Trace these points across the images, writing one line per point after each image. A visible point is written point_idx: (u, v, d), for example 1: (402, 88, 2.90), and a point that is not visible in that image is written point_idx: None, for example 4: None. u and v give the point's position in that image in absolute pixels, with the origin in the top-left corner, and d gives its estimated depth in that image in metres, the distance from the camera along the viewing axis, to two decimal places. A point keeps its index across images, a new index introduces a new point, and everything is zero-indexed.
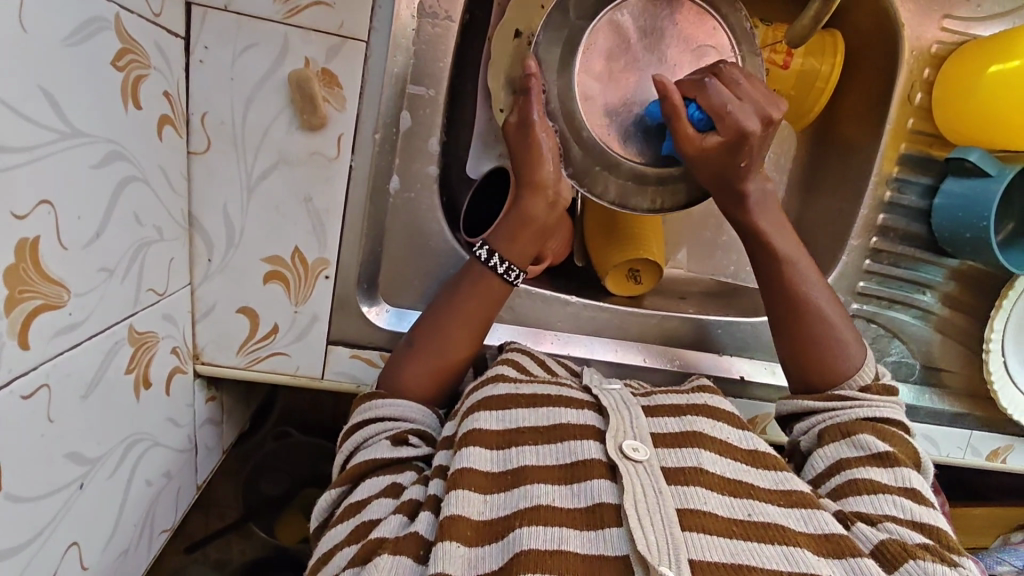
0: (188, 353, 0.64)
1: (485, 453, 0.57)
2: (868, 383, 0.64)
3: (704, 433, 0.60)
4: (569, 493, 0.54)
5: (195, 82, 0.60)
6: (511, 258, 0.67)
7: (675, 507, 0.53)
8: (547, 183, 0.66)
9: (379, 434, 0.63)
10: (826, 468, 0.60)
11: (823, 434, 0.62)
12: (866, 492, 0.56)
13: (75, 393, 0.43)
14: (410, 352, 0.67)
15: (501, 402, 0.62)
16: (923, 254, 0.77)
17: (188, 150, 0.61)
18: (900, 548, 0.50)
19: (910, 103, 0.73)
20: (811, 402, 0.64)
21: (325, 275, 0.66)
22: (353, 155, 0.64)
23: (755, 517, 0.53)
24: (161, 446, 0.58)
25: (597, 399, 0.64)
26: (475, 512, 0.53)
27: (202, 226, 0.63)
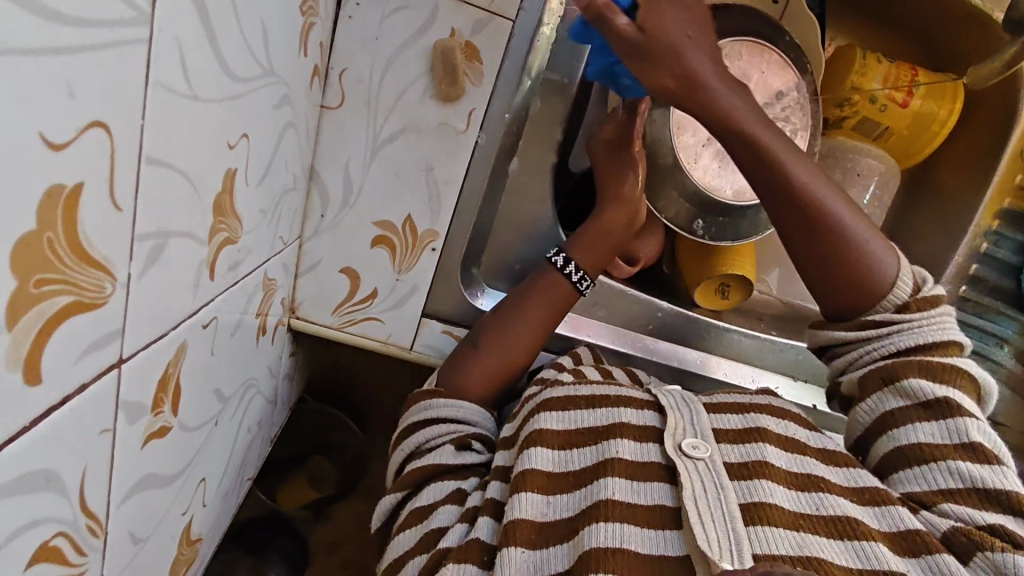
0: (288, 306, 0.64)
1: (547, 454, 0.57)
2: (904, 303, 0.57)
3: (768, 430, 0.57)
4: (629, 488, 0.52)
5: (341, 38, 0.60)
6: (587, 267, 0.68)
7: (739, 503, 0.50)
8: (631, 195, 0.68)
9: (442, 437, 0.62)
10: (873, 422, 0.56)
11: (865, 381, 0.57)
12: (921, 459, 0.52)
13: (228, 329, 0.42)
14: (475, 354, 0.66)
15: (560, 402, 0.61)
16: (1007, 308, 0.78)
17: (322, 104, 0.61)
18: (963, 534, 0.47)
19: (1019, 159, 0.73)
20: (842, 334, 0.59)
21: (432, 247, 0.66)
22: (480, 132, 0.64)
23: (825, 511, 0.50)
24: (260, 394, 0.58)
25: (656, 400, 0.62)
26: (539, 514, 0.53)
27: (322, 181, 0.63)
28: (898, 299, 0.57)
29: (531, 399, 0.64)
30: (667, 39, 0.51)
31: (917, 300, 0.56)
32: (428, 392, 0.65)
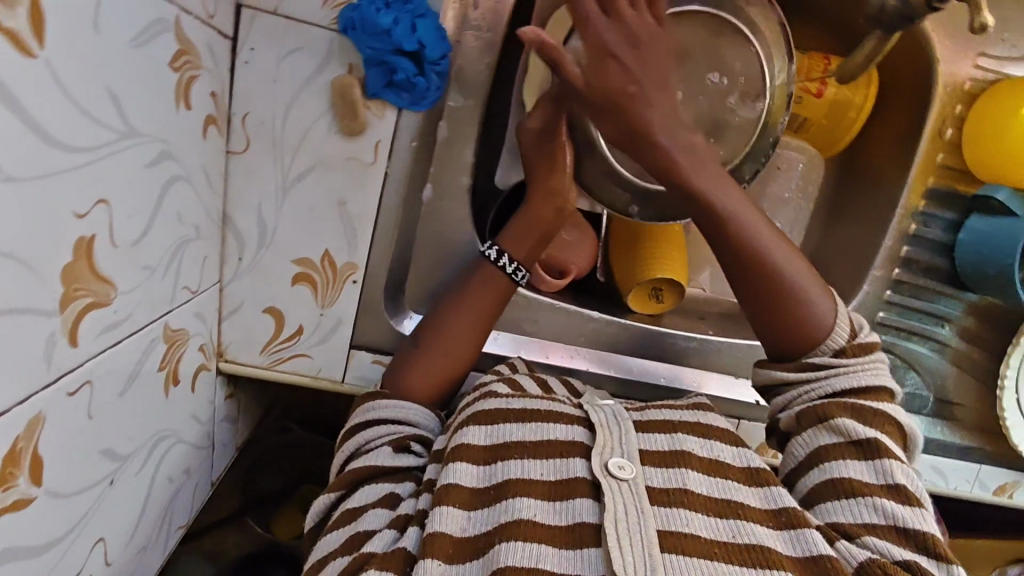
0: (213, 350, 0.65)
1: (471, 468, 0.57)
2: (843, 345, 0.59)
3: (692, 453, 0.58)
4: (552, 511, 0.54)
5: (239, 82, 0.59)
6: (519, 259, 0.67)
7: (656, 529, 0.52)
8: (561, 189, 0.67)
9: (382, 438, 0.63)
10: (806, 456, 0.58)
11: (803, 415, 0.59)
12: (848, 495, 0.54)
13: (113, 389, 0.43)
14: (416, 352, 0.66)
15: (490, 416, 0.61)
16: (944, 288, 0.77)
17: (227, 149, 0.61)
18: (881, 567, 0.49)
19: (940, 138, 0.73)
20: (786, 374, 0.60)
21: (353, 279, 0.66)
22: (388, 163, 0.64)
23: (741, 539, 0.52)
24: (182, 442, 0.58)
25: (587, 415, 0.62)
26: (456, 529, 0.53)
27: (235, 225, 0.63)
28: (841, 344, 0.59)
29: (463, 408, 0.64)
30: (616, 92, 0.56)
31: (854, 349, 0.59)
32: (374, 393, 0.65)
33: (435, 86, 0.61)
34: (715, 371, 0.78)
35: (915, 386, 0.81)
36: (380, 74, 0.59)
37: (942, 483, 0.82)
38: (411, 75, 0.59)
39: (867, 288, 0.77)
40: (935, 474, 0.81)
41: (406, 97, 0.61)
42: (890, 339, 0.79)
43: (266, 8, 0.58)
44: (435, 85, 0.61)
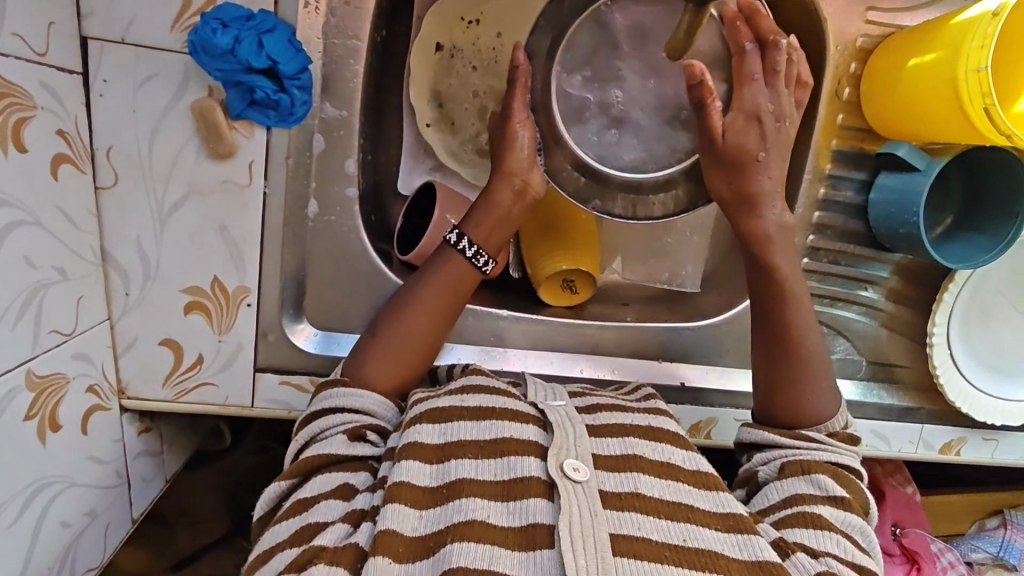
0: (111, 389, 0.64)
1: (423, 467, 0.51)
2: (835, 430, 0.61)
3: (643, 457, 0.54)
4: (505, 511, 0.48)
5: (98, 117, 0.58)
6: (481, 244, 0.65)
7: (609, 532, 0.47)
8: (516, 169, 0.65)
9: (338, 426, 0.57)
10: (779, 501, 0.57)
11: (784, 466, 0.58)
12: (813, 526, 0.53)
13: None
14: (372, 340, 0.63)
15: (443, 413, 0.55)
16: (864, 250, 0.75)
17: (95, 186, 0.60)
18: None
19: (838, 99, 0.71)
20: (778, 436, 0.61)
21: (247, 303, 0.65)
22: (265, 182, 0.63)
23: (690, 542, 0.48)
24: (77, 486, 0.58)
25: (544, 415, 0.56)
26: (408, 527, 0.47)
27: (116, 260, 0.62)
28: (833, 428, 0.61)
29: (412, 406, 0.57)
30: (745, 155, 0.60)
31: (846, 436, 0.61)
32: (333, 380, 0.60)
33: (300, 100, 0.60)
34: (640, 358, 0.76)
35: (845, 351, 0.79)
36: (241, 94, 0.58)
37: (885, 446, 0.81)
38: (271, 93, 0.58)
39: None
40: (877, 439, 0.80)
41: (273, 114, 0.60)
42: (814, 307, 0.77)
43: (113, 38, 0.57)
44: (301, 99, 0.60)
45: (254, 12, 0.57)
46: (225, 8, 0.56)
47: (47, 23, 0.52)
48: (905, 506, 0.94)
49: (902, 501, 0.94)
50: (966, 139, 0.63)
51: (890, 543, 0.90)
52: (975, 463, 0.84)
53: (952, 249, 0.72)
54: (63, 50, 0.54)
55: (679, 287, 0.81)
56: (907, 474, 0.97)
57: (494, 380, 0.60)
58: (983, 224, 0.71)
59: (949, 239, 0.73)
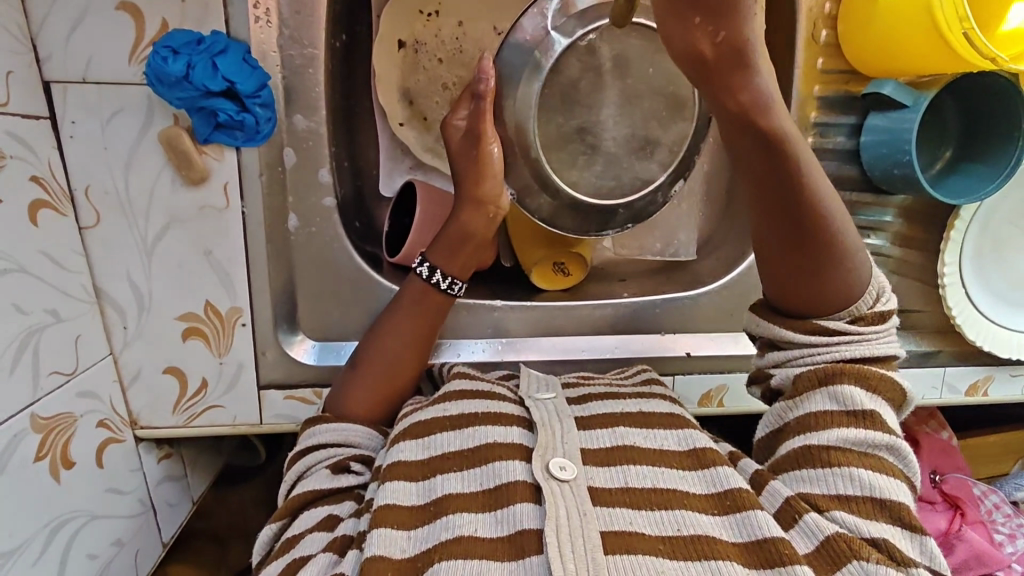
0: (123, 422, 0.66)
1: (408, 486, 0.51)
2: (861, 313, 0.54)
3: (633, 446, 0.53)
4: (492, 522, 0.47)
5: (71, 158, 0.59)
6: (454, 273, 0.65)
7: (599, 529, 0.46)
8: (489, 198, 0.64)
9: (321, 463, 0.58)
10: (796, 420, 0.53)
11: (800, 379, 0.53)
12: (830, 465, 0.50)
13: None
14: (353, 374, 0.63)
15: (426, 427, 0.55)
16: (863, 196, 0.72)
17: (79, 226, 0.61)
18: (846, 544, 0.46)
19: (816, 43, 0.68)
20: (792, 334, 0.54)
21: (242, 323, 0.66)
22: (242, 202, 0.63)
23: (685, 532, 0.47)
24: (99, 518, 0.60)
25: (530, 415, 0.56)
26: (396, 551, 0.47)
27: (110, 296, 0.63)
28: (861, 310, 0.54)
29: (400, 421, 0.58)
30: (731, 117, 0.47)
31: (877, 318, 0.54)
32: (317, 416, 0.61)
33: (264, 118, 0.60)
34: (641, 331, 0.75)
35: None
36: (205, 119, 0.59)
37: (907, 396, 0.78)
38: (233, 114, 0.58)
39: None
40: None
41: (240, 135, 0.60)
42: None
43: (74, 79, 0.57)
44: (264, 116, 0.60)
45: (205, 35, 0.57)
46: (174, 35, 0.56)
47: (6, 73, 0.53)
48: (941, 451, 0.91)
49: (938, 447, 0.91)
50: (952, 66, 0.60)
51: (931, 490, 0.86)
52: (1005, 402, 0.81)
53: (952, 182, 0.69)
54: (24, 98, 0.55)
55: (673, 256, 0.80)
56: (940, 419, 0.93)
57: (481, 383, 0.60)
58: (984, 154, 0.67)
59: (951, 172, 0.70)
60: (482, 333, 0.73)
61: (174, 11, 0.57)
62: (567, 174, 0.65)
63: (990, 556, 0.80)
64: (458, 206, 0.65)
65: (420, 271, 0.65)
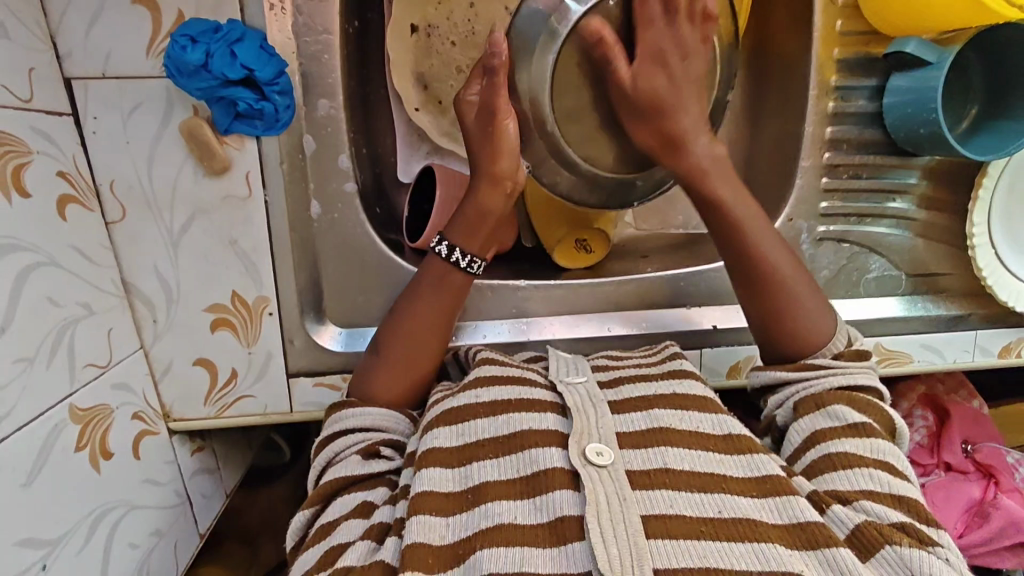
0: (156, 414, 0.66)
1: (445, 474, 0.51)
2: (840, 351, 0.60)
3: (669, 428, 0.53)
4: (532, 509, 0.47)
5: (95, 153, 0.60)
6: (462, 246, 0.64)
7: (640, 514, 0.46)
8: (505, 173, 0.62)
9: (351, 449, 0.58)
10: (805, 439, 0.54)
11: (799, 406, 0.56)
12: (843, 467, 0.50)
13: (12, 483, 0.47)
14: (378, 358, 0.63)
15: (459, 415, 0.55)
16: (888, 160, 0.71)
17: (105, 221, 0.61)
18: (877, 532, 0.45)
19: (834, 5, 0.67)
20: (784, 372, 0.59)
21: (269, 312, 0.66)
22: (265, 191, 0.63)
23: (727, 513, 0.46)
24: (140, 508, 0.61)
25: (563, 400, 0.56)
26: (436, 538, 0.47)
27: (139, 290, 0.64)
28: (837, 348, 0.60)
29: (432, 409, 0.58)
30: None
31: (853, 355, 0.60)
32: (344, 403, 0.61)
33: (283, 105, 0.60)
34: (667, 306, 0.74)
35: (883, 268, 0.75)
36: (224, 109, 0.59)
37: (938, 359, 0.77)
38: (253, 102, 0.58)
39: (800, 182, 0.72)
40: (927, 352, 0.77)
41: (260, 124, 0.60)
42: (840, 227, 0.73)
43: (95, 74, 0.58)
44: (283, 104, 0.60)
45: (222, 23, 0.57)
46: (191, 24, 0.57)
47: (28, 69, 0.53)
48: (973, 421, 0.89)
49: (970, 417, 0.89)
50: (976, 18, 0.59)
51: (962, 459, 0.85)
52: None
53: (980, 141, 0.68)
54: (48, 95, 0.55)
55: (694, 230, 0.81)
56: (971, 389, 0.93)
57: (510, 368, 0.60)
58: (1012, 110, 0.66)
59: (977, 131, 0.69)
60: (506, 314, 0.73)
61: (191, 2, 0.57)
62: (589, 150, 0.64)
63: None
64: (476, 183, 0.63)
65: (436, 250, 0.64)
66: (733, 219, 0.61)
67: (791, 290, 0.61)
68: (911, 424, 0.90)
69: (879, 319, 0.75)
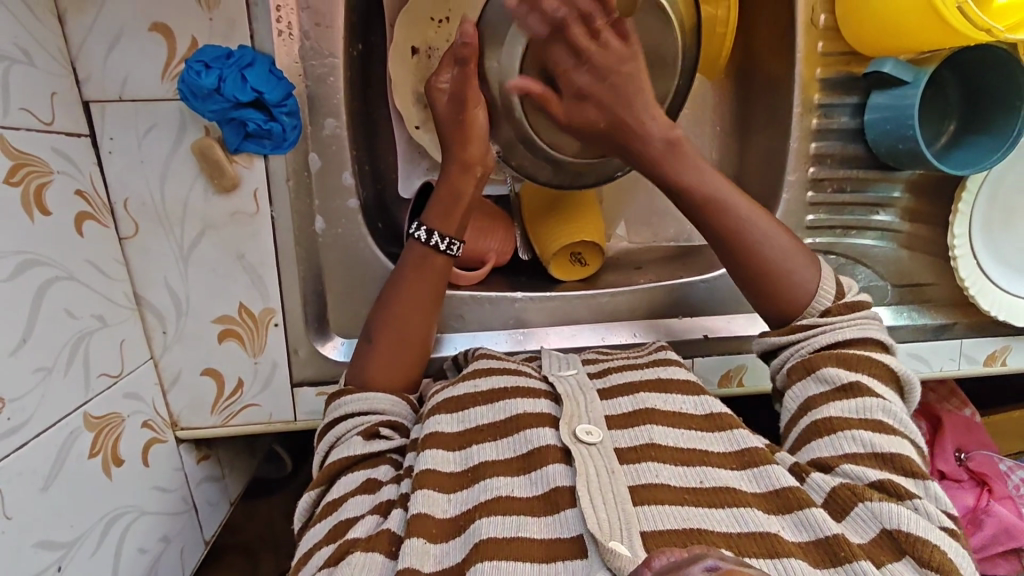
0: (165, 423, 0.68)
1: (446, 455, 0.53)
2: (827, 307, 0.60)
3: (654, 408, 0.55)
4: (528, 483, 0.49)
5: (110, 172, 0.63)
6: (438, 228, 0.66)
7: (627, 484, 0.48)
8: (477, 158, 0.66)
9: (352, 431, 0.60)
10: (797, 408, 0.56)
11: (791, 371, 0.58)
12: (826, 433, 0.52)
13: (31, 486, 0.49)
14: (371, 346, 0.64)
15: (459, 402, 0.57)
16: (871, 174, 0.73)
17: (118, 236, 0.64)
18: (850, 492, 0.48)
19: (815, 27, 0.70)
20: (776, 336, 0.61)
21: (274, 322, 0.69)
22: (272, 206, 0.66)
23: (708, 482, 0.49)
24: (149, 514, 0.63)
25: (554, 389, 0.58)
26: (439, 510, 0.49)
27: (150, 303, 0.66)
28: (823, 303, 0.60)
29: (431, 399, 0.60)
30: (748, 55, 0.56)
31: (844, 306, 0.60)
32: (341, 390, 0.62)
33: (290, 125, 0.63)
34: (659, 317, 0.77)
35: (869, 279, 0.77)
36: (235, 129, 0.62)
37: (924, 367, 0.80)
38: (262, 123, 0.61)
39: (787, 196, 0.74)
40: (914, 361, 0.79)
41: (268, 143, 0.63)
42: (827, 240, 0.75)
43: (112, 97, 0.61)
44: (290, 124, 0.63)
45: (232, 49, 0.61)
46: (205, 51, 0.60)
47: (50, 94, 0.56)
48: (965, 428, 0.91)
49: (962, 424, 0.92)
50: (949, 39, 0.62)
51: (956, 468, 0.87)
52: None
53: (957, 156, 0.71)
54: (67, 118, 0.59)
55: (686, 242, 0.83)
56: (962, 396, 0.94)
57: (506, 363, 0.62)
58: (989, 126, 0.69)
59: (956, 146, 0.72)
60: (504, 324, 0.75)
61: (203, 29, 0.60)
62: None
63: (1017, 530, 0.80)
64: (448, 168, 0.66)
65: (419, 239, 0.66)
66: (711, 203, 0.62)
67: (787, 287, 0.61)
68: None
69: None
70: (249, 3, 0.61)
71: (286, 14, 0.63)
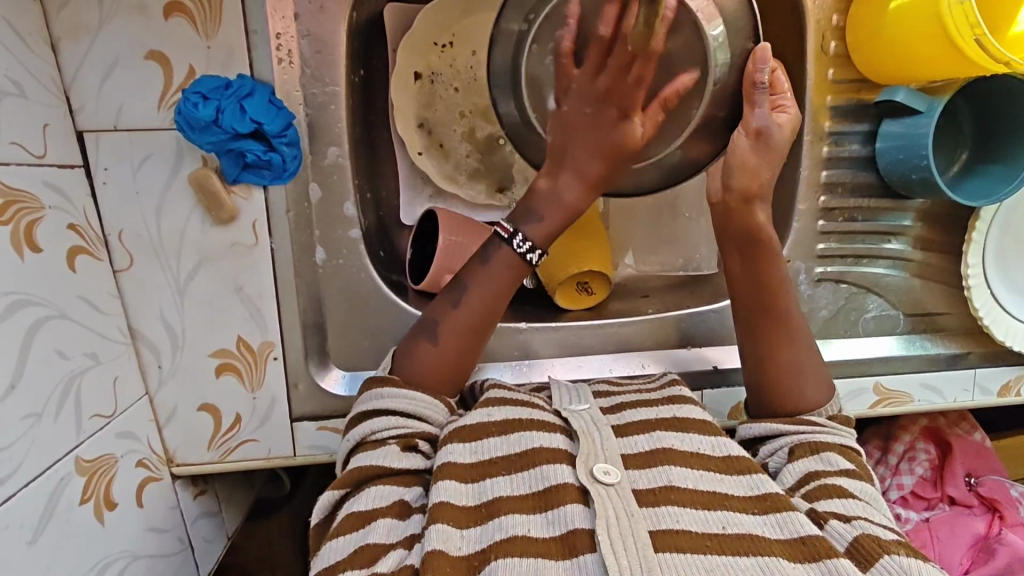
0: (160, 460, 0.66)
1: (460, 487, 0.50)
2: (834, 414, 0.61)
3: (673, 449, 0.53)
4: (544, 522, 0.47)
5: (104, 204, 0.61)
6: (543, 247, 0.62)
7: (647, 529, 0.46)
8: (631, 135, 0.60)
9: (388, 432, 0.55)
10: (795, 484, 0.54)
11: (793, 451, 0.56)
12: (837, 494, 0.51)
13: (18, 540, 0.47)
14: (435, 350, 0.60)
15: (472, 432, 0.54)
16: (882, 203, 0.72)
17: (113, 269, 0.62)
18: (875, 543, 0.46)
19: (825, 54, 0.68)
20: (778, 423, 0.59)
21: (273, 356, 0.67)
22: (271, 238, 0.64)
23: (730, 529, 0.47)
24: (141, 558, 0.61)
25: (570, 425, 0.56)
26: (454, 548, 0.46)
27: (145, 337, 0.65)
28: (831, 410, 0.61)
29: (446, 424, 0.57)
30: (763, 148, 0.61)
31: (844, 419, 0.60)
32: (386, 380, 0.58)
33: (290, 156, 0.62)
34: (666, 348, 0.75)
35: (880, 308, 0.75)
36: (233, 160, 0.60)
37: (938, 398, 0.78)
38: (261, 154, 0.60)
39: (797, 225, 0.72)
40: (927, 391, 0.77)
41: (267, 173, 0.62)
42: (838, 268, 0.74)
43: (107, 127, 0.59)
44: (290, 154, 0.62)
45: (232, 79, 0.59)
46: (203, 81, 0.58)
47: (42, 126, 0.55)
48: (975, 454, 0.89)
49: (972, 449, 0.89)
50: (963, 70, 0.61)
51: (966, 493, 0.85)
52: None
53: (970, 186, 0.69)
54: (60, 150, 0.57)
55: (694, 270, 0.81)
56: (972, 421, 0.91)
57: (517, 394, 0.60)
58: (1002, 155, 0.68)
59: (969, 175, 0.70)
60: (509, 355, 0.73)
61: (200, 57, 0.59)
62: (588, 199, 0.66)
63: None
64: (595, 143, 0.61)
65: (515, 246, 0.61)
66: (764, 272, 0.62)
67: (782, 389, 0.61)
68: (913, 457, 0.89)
69: (877, 358, 0.76)
70: (248, 30, 0.59)
71: (286, 41, 0.61)
